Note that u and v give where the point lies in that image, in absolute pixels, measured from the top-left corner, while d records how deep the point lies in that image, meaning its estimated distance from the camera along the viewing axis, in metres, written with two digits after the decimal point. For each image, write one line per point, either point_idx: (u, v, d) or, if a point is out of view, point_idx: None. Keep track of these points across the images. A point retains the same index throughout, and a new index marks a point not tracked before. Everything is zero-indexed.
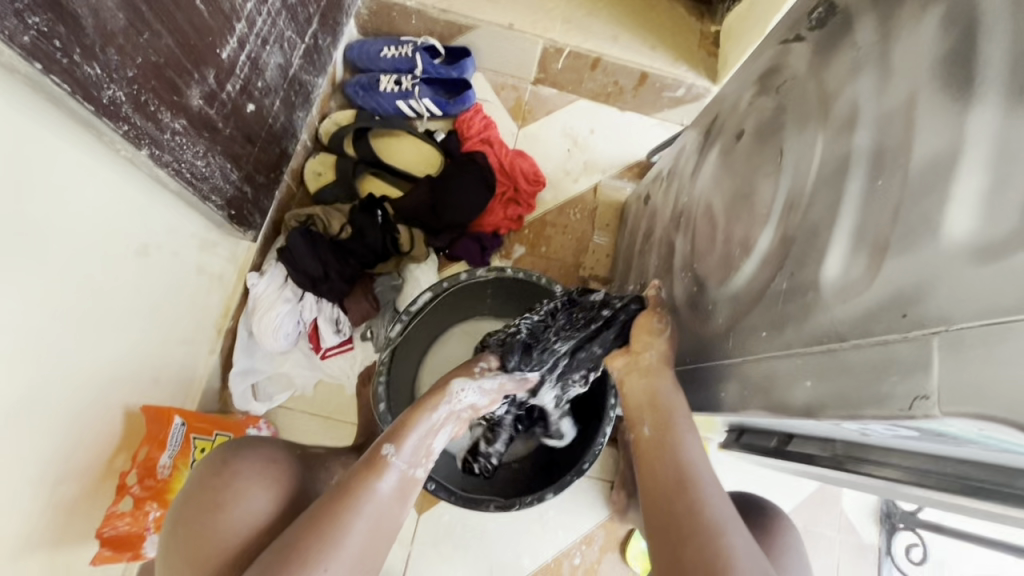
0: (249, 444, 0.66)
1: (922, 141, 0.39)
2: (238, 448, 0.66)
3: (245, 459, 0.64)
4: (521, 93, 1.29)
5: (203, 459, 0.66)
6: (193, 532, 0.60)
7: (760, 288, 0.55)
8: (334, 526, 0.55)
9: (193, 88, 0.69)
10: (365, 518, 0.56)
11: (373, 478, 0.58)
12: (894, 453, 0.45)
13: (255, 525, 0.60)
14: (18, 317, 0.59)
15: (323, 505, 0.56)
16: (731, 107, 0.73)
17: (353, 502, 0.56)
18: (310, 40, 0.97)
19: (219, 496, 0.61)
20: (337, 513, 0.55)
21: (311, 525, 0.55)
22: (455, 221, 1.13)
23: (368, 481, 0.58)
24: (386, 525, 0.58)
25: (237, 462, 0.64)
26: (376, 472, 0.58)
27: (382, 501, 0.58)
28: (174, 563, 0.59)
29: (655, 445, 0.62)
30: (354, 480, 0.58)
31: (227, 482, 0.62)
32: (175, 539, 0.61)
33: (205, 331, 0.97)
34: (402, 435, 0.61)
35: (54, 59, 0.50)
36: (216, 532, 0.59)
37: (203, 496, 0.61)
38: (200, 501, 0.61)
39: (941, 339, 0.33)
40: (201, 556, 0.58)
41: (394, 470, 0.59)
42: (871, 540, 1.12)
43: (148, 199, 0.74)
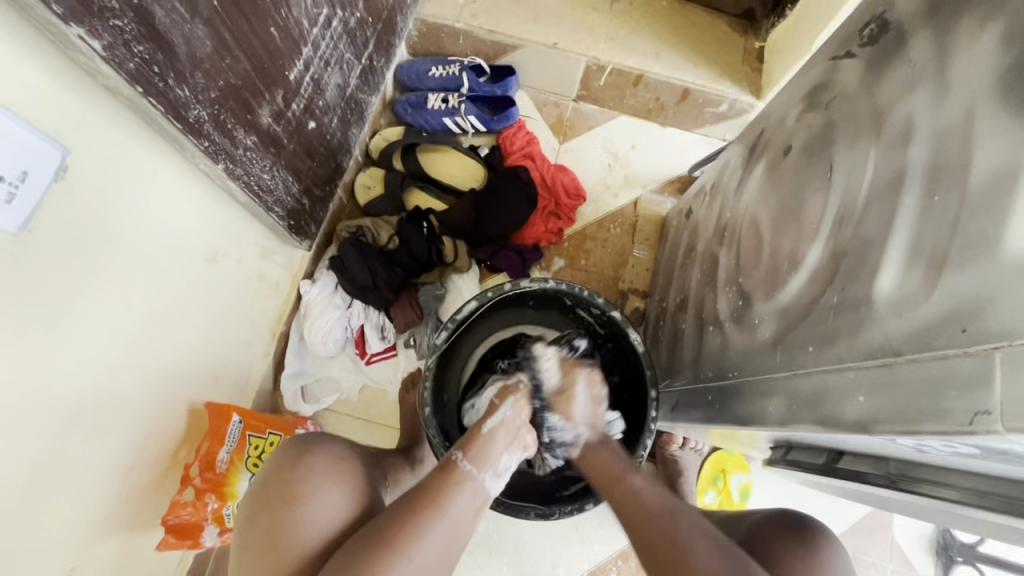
0: (321, 441, 0.71)
1: (981, 157, 0.39)
2: (309, 444, 0.70)
3: (319, 454, 0.69)
4: (563, 109, 1.31)
5: (274, 454, 0.70)
6: (272, 526, 0.63)
7: (810, 301, 0.55)
8: (417, 529, 0.58)
9: (264, 107, 0.74)
10: (444, 527, 0.59)
11: (453, 486, 0.62)
12: (952, 473, 0.44)
13: (329, 520, 0.64)
14: (102, 316, 0.64)
15: (402, 510, 0.59)
16: (776, 124, 0.74)
17: (435, 513, 0.59)
18: (366, 61, 1.03)
19: (294, 489, 0.65)
20: (417, 518, 0.58)
21: (393, 526, 0.58)
22: (497, 234, 1.15)
23: (450, 489, 0.61)
24: (460, 535, 0.60)
25: (312, 455, 0.68)
26: (451, 477, 0.63)
27: (462, 511, 0.61)
28: (250, 555, 0.62)
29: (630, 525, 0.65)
30: (433, 485, 0.62)
31: (300, 475, 0.66)
32: (253, 535, 0.63)
33: (261, 334, 1.02)
34: (469, 444, 0.66)
35: (152, 82, 0.56)
36: (292, 524, 0.62)
37: (278, 489, 0.65)
38: (276, 494, 0.65)
39: (1004, 354, 0.33)
40: (276, 547, 0.61)
41: (473, 480, 0.63)
42: (926, 573, 1.07)
43: (218, 209, 0.79)
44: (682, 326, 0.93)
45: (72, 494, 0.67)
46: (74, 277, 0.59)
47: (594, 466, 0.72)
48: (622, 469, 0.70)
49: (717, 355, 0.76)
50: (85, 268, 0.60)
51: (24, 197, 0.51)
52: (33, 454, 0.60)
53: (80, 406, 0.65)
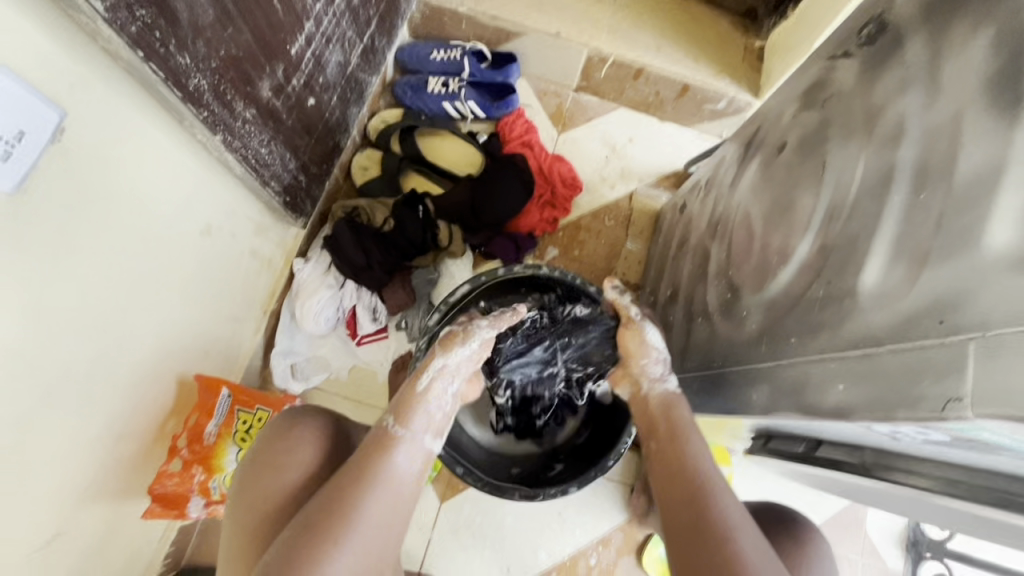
0: (305, 415, 0.72)
1: (967, 157, 0.40)
2: (296, 416, 0.71)
3: (300, 429, 0.70)
4: (563, 99, 1.32)
5: (265, 426, 0.71)
6: (249, 496, 0.65)
7: (797, 295, 0.56)
8: (349, 502, 0.59)
9: (264, 80, 0.74)
10: (386, 488, 0.61)
11: (383, 451, 0.63)
12: (924, 462, 0.46)
13: (298, 494, 0.65)
14: (94, 283, 0.64)
15: (336, 486, 0.60)
16: (773, 121, 0.75)
17: (365, 485, 0.60)
18: (367, 40, 1.02)
19: (273, 461, 0.67)
20: (355, 482, 0.60)
21: (328, 501, 0.59)
22: (492, 220, 1.15)
23: (379, 455, 0.62)
24: (398, 505, 0.61)
25: (283, 434, 0.69)
26: (388, 448, 0.63)
27: (399, 471, 0.62)
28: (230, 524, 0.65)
29: (660, 455, 0.66)
30: (366, 453, 0.63)
31: (279, 449, 0.68)
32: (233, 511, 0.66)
33: (251, 310, 1.02)
34: (405, 411, 0.66)
35: (154, 48, 0.55)
36: (267, 494, 0.65)
37: (259, 462, 0.67)
38: (257, 466, 0.67)
39: (977, 344, 0.34)
40: (250, 515, 0.64)
41: (403, 441, 0.64)
42: (896, 567, 1.10)
43: (214, 181, 0.79)
44: (672, 318, 0.95)
45: (59, 460, 0.67)
46: (67, 241, 0.59)
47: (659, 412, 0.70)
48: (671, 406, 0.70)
49: (704, 346, 0.77)
50: (80, 233, 0.60)
51: (19, 155, 0.50)
52: (22, 417, 0.60)
53: (70, 370, 0.65)
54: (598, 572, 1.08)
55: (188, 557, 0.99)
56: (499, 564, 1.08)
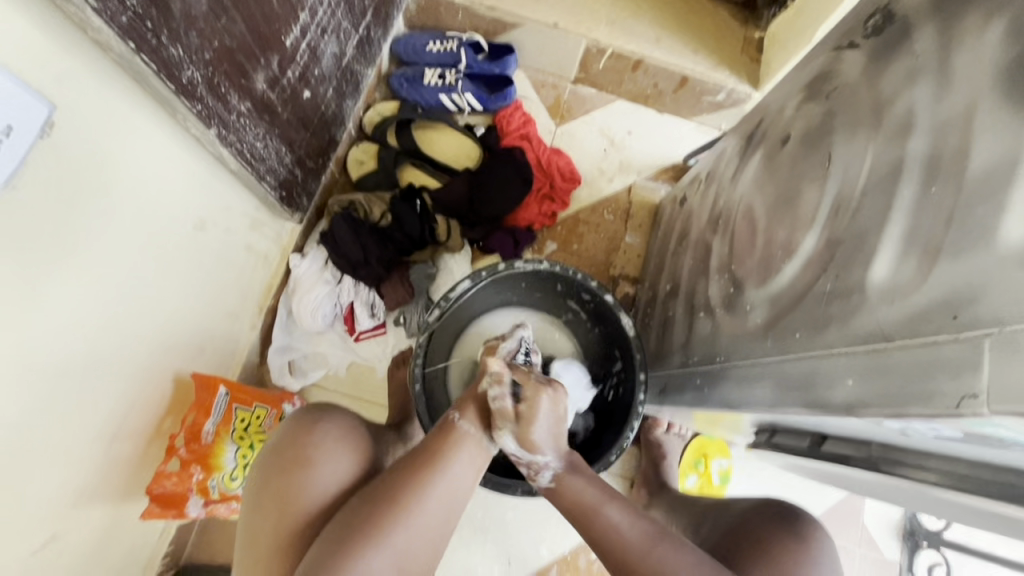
0: (328, 410, 0.73)
1: (980, 151, 0.40)
2: (319, 412, 0.72)
3: (328, 422, 0.71)
4: (561, 91, 1.30)
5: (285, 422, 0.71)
6: (282, 484, 0.64)
7: (802, 289, 0.56)
8: (421, 484, 0.59)
9: (259, 72, 0.72)
10: (451, 478, 0.60)
11: (452, 444, 0.62)
12: (932, 457, 0.46)
13: (337, 483, 0.65)
14: (87, 280, 0.63)
15: (407, 468, 0.60)
16: (775, 114, 0.74)
17: (437, 467, 0.60)
18: (363, 31, 1.00)
19: (304, 451, 0.66)
20: (426, 467, 0.60)
21: (394, 486, 0.58)
22: (490, 214, 1.15)
23: (448, 447, 0.62)
24: (456, 501, 0.60)
25: (328, 422, 0.70)
26: (458, 439, 0.63)
27: (465, 464, 0.62)
28: (260, 517, 0.63)
29: None
30: (434, 445, 0.62)
31: (312, 439, 0.68)
32: (258, 495, 0.65)
33: (248, 306, 1.01)
34: (473, 408, 0.66)
35: (145, 39, 0.54)
36: (302, 483, 0.64)
37: (288, 453, 0.66)
38: (286, 457, 0.66)
39: (993, 340, 0.34)
40: (285, 503, 0.63)
41: (470, 438, 0.63)
42: (893, 557, 1.12)
43: (209, 176, 0.77)
44: (672, 313, 0.95)
45: (55, 461, 0.66)
46: (58, 238, 0.57)
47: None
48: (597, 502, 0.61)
49: (707, 341, 0.77)
50: (72, 230, 0.59)
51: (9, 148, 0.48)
52: (17, 419, 0.59)
53: (64, 369, 0.63)
54: (598, 566, 1.08)
55: (186, 556, 0.99)
56: (500, 559, 1.08)
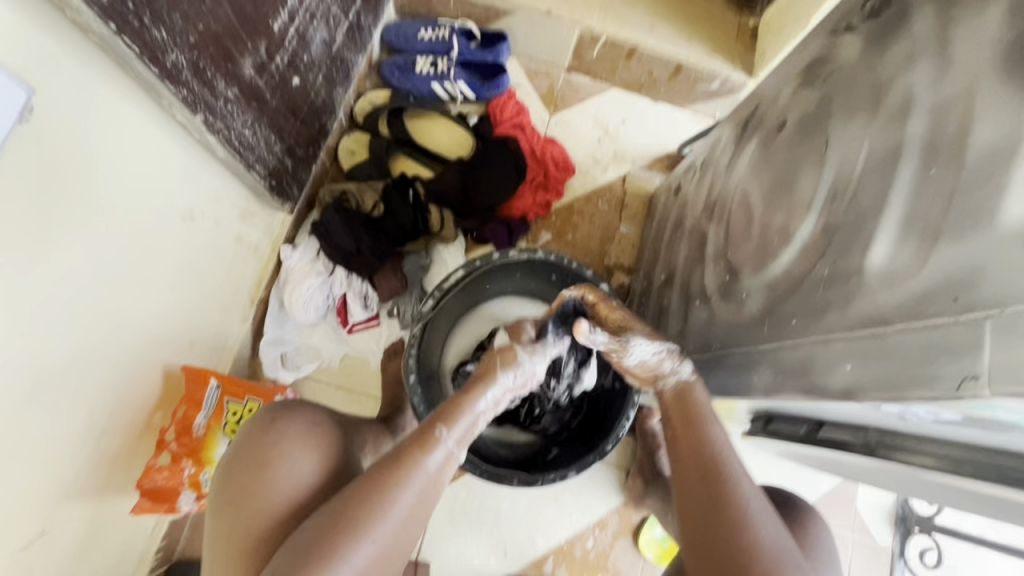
0: (293, 408, 0.71)
1: (980, 131, 0.39)
2: (280, 412, 0.70)
3: (289, 422, 0.69)
4: (554, 80, 1.29)
5: (249, 422, 0.69)
6: (241, 491, 0.63)
7: (799, 275, 0.56)
8: (379, 501, 0.57)
9: (246, 57, 0.70)
10: (412, 492, 0.58)
11: (420, 455, 0.60)
12: (929, 441, 0.46)
13: (297, 484, 0.64)
14: (71, 271, 0.61)
15: (367, 483, 0.58)
16: (771, 99, 0.74)
17: (396, 482, 0.58)
18: (353, 17, 0.98)
19: (263, 454, 0.65)
20: (382, 483, 0.58)
21: (357, 499, 0.57)
22: (484, 205, 1.13)
23: (417, 459, 0.59)
24: (425, 509, 0.60)
25: (288, 422, 0.68)
26: (427, 450, 0.60)
27: (431, 476, 0.60)
28: (229, 525, 0.62)
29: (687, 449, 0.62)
30: (403, 459, 0.59)
31: (269, 443, 0.66)
32: (225, 500, 0.64)
33: (238, 299, 1.00)
34: (453, 417, 0.62)
35: (127, 20, 0.52)
36: (262, 489, 0.63)
37: (246, 456, 0.65)
38: (245, 462, 0.65)
39: (993, 322, 0.34)
40: (249, 510, 0.62)
41: (442, 448, 0.60)
42: (884, 542, 1.13)
43: (197, 165, 0.76)
44: (667, 302, 0.94)
45: (42, 456, 0.65)
46: (41, 227, 0.56)
47: (672, 406, 0.65)
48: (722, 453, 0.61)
49: (702, 330, 0.76)
50: (54, 219, 0.57)
51: None
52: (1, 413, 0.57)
53: (48, 362, 0.62)
54: (595, 555, 1.08)
55: (180, 551, 0.98)
56: (496, 549, 1.08)
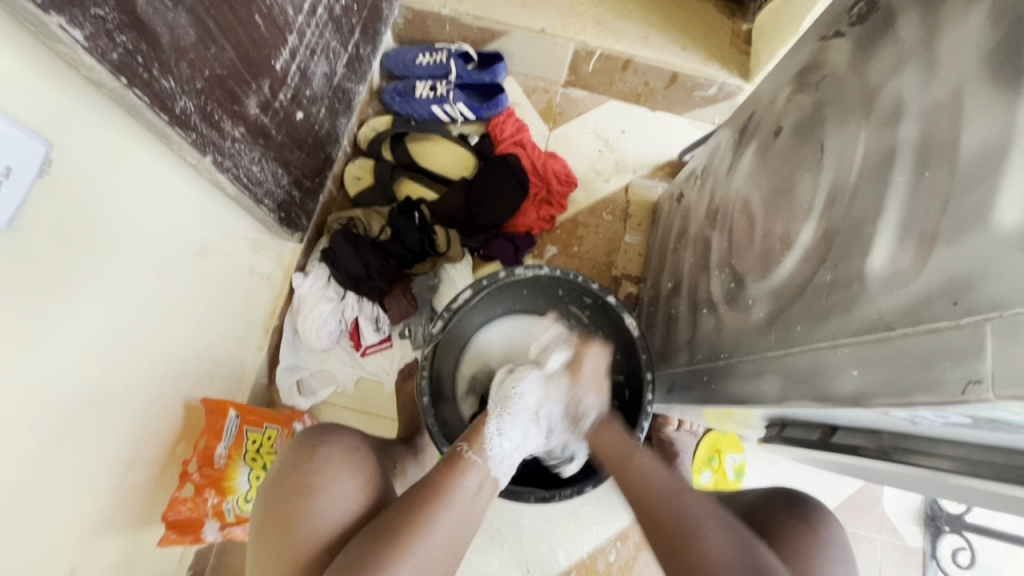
0: (332, 433, 0.72)
1: (970, 134, 0.40)
2: (320, 437, 0.70)
3: (329, 447, 0.69)
4: (552, 95, 1.31)
5: (293, 444, 0.71)
6: (287, 517, 0.64)
7: (802, 281, 0.56)
8: (421, 516, 0.59)
9: (251, 98, 0.73)
10: (451, 510, 0.60)
11: (454, 476, 0.63)
12: (945, 443, 0.45)
13: (338, 511, 0.65)
14: (91, 313, 0.63)
15: (408, 502, 0.60)
16: (767, 105, 0.74)
17: (436, 500, 0.60)
18: (352, 49, 1.01)
19: (305, 481, 0.66)
20: (422, 500, 0.60)
21: (399, 515, 0.59)
22: (489, 222, 1.15)
23: (451, 478, 0.62)
24: (465, 523, 0.61)
25: (328, 444, 0.69)
26: (459, 471, 0.63)
27: (467, 494, 0.62)
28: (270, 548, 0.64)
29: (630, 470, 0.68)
30: (437, 479, 0.62)
31: (311, 469, 0.67)
32: (266, 519, 0.65)
33: (253, 329, 1.02)
34: (477, 438, 0.66)
35: (137, 74, 0.54)
36: (304, 513, 0.64)
37: (291, 480, 0.66)
38: (290, 485, 0.66)
39: (994, 324, 0.34)
40: (291, 535, 0.63)
41: (474, 467, 0.64)
42: (915, 544, 1.10)
43: (207, 203, 0.78)
44: (675, 311, 0.94)
45: (70, 494, 0.66)
46: (62, 273, 0.58)
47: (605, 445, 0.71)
48: (626, 452, 0.68)
49: (711, 338, 0.76)
50: (74, 264, 0.59)
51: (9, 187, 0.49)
52: (29, 454, 0.59)
53: (73, 401, 0.64)
54: (618, 569, 1.07)
55: None
56: (518, 566, 1.07)
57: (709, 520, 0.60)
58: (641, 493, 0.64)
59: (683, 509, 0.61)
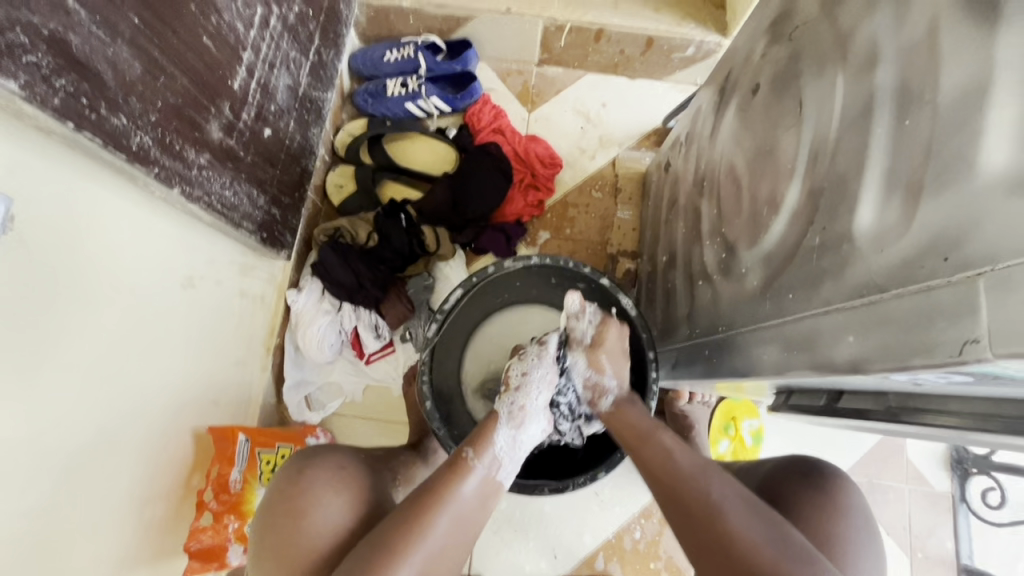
0: (318, 457, 0.72)
1: (948, 73, 0.37)
2: (307, 461, 0.71)
3: (317, 471, 0.69)
4: (528, 76, 1.27)
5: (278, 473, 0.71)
6: (282, 540, 0.64)
7: (793, 245, 0.54)
8: (423, 525, 0.58)
9: (211, 122, 0.72)
10: (449, 518, 0.59)
11: (458, 480, 0.62)
12: (952, 400, 0.44)
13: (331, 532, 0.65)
14: (82, 358, 0.63)
15: (408, 505, 0.60)
16: (744, 60, 0.71)
17: (439, 503, 0.60)
18: (313, 56, 0.99)
19: (295, 506, 0.66)
20: (424, 510, 0.59)
21: (400, 518, 0.58)
22: (477, 215, 1.13)
23: (454, 483, 0.62)
24: (463, 530, 0.61)
25: (317, 467, 0.70)
26: (462, 476, 0.62)
27: (467, 503, 0.61)
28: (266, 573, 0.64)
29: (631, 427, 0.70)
30: (440, 482, 0.62)
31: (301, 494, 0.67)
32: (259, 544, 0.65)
33: (254, 351, 1.02)
34: (481, 441, 0.65)
35: (84, 116, 0.53)
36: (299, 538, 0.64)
37: (282, 506, 0.66)
38: (281, 511, 0.66)
39: (987, 280, 0.32)
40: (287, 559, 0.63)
41: (476, 473, 0.63)
42: (943, 488, 1.09)
43: (185, 232, 0.77)
44: (673, 284, 0.92)
45: (89, 539, 0.67)
46: (46, 325, 0.58)
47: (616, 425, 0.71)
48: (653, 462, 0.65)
49: (709, 310, 0.75)
50: (57, 315, 0.59)
51: None
52: (40, 507, 0.59)
53: (78, 450, 0.64)
54: (645, 545, 1.08)
55: None
56: (546, 554, 1.08)
57: (736, 506, 0.58)
58: (662, 466, 0.64)
59: (709, 487, 0.60)
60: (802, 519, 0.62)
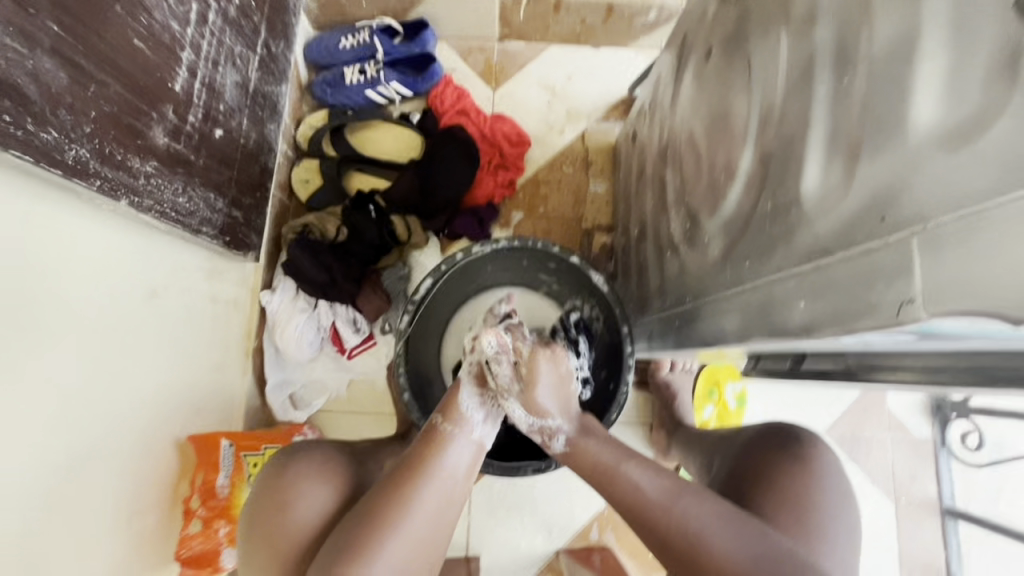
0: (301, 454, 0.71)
1: (880, 27, 0.36)
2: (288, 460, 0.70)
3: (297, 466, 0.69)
4: (489, 53, 1.24)
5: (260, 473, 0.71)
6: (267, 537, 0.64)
7: (748, 212, 0.53)
8: (406, 492, 0.57)
9: (154, 127, 0.70)
10: (432, 488, 0.59)
11: (434, 452, 0.61)
12: (906, 357, 0.44)
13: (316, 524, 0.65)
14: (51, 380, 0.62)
15: (386, 478, 0.59)
16: (696, 22, 0.69)
17: (419, 475, 0.59)
18: (261, 49, 0.96)
19: (277, 504, 0.66)
20: (405, 478, 0.59)
21: (381, 491, 0.58)
22: (447, 200, 1.11)
23: (430, 453, 0.61)
24: (452, 497, 0.60)
25: (297, 463, 0.70)
26: (437, 446, 0.62)
27: (450, 468, 0.61)
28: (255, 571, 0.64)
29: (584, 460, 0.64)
30: (416, 453, 0.61)
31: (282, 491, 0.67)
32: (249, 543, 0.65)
33: (231, 355, 1.01)
34: (451, 408, 0.65)
35: (10, 133, 0.50)
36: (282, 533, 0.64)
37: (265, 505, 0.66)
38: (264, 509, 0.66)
39: (919, 239, 0.31)
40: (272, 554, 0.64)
41: (452, 439, 0.63)
42: (923, 435, 1.11)
43: (143, 242, 0.76)
44: (645, 256, 0.92)
45: (78, 557, 0.68)
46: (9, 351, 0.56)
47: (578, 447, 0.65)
48: (614, 463, 0.62)
49: (677, 281, 0.74)
50: (19, 340, 0.57)
51: None
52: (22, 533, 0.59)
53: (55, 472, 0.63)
54: None
55: None
56: (542, 530, 1.10)
57: (710, 525, 0.56)
58: (628, 504, 0.60)
59: (673, 512, 0.57)
60: (773, 487, 0.63)
